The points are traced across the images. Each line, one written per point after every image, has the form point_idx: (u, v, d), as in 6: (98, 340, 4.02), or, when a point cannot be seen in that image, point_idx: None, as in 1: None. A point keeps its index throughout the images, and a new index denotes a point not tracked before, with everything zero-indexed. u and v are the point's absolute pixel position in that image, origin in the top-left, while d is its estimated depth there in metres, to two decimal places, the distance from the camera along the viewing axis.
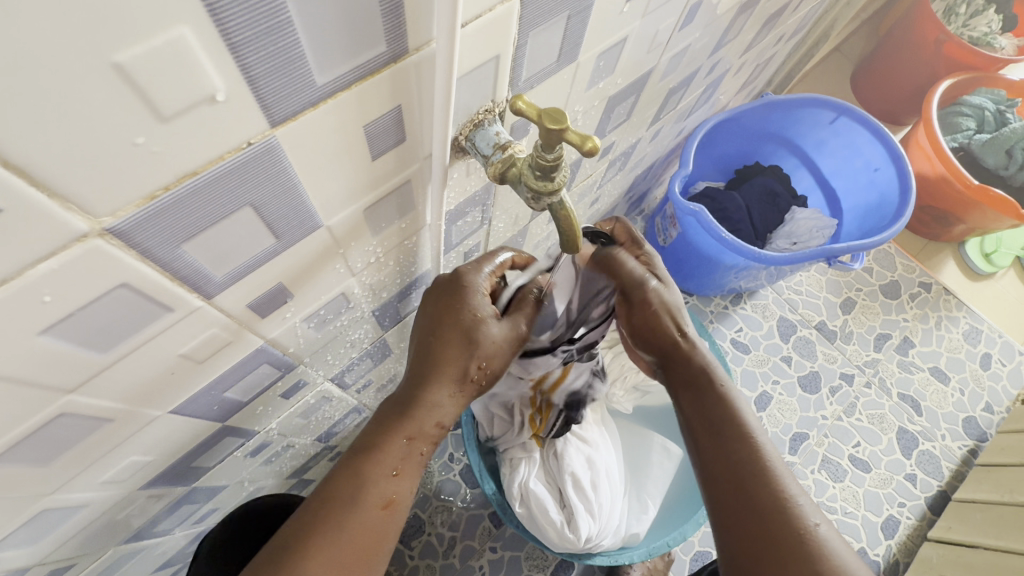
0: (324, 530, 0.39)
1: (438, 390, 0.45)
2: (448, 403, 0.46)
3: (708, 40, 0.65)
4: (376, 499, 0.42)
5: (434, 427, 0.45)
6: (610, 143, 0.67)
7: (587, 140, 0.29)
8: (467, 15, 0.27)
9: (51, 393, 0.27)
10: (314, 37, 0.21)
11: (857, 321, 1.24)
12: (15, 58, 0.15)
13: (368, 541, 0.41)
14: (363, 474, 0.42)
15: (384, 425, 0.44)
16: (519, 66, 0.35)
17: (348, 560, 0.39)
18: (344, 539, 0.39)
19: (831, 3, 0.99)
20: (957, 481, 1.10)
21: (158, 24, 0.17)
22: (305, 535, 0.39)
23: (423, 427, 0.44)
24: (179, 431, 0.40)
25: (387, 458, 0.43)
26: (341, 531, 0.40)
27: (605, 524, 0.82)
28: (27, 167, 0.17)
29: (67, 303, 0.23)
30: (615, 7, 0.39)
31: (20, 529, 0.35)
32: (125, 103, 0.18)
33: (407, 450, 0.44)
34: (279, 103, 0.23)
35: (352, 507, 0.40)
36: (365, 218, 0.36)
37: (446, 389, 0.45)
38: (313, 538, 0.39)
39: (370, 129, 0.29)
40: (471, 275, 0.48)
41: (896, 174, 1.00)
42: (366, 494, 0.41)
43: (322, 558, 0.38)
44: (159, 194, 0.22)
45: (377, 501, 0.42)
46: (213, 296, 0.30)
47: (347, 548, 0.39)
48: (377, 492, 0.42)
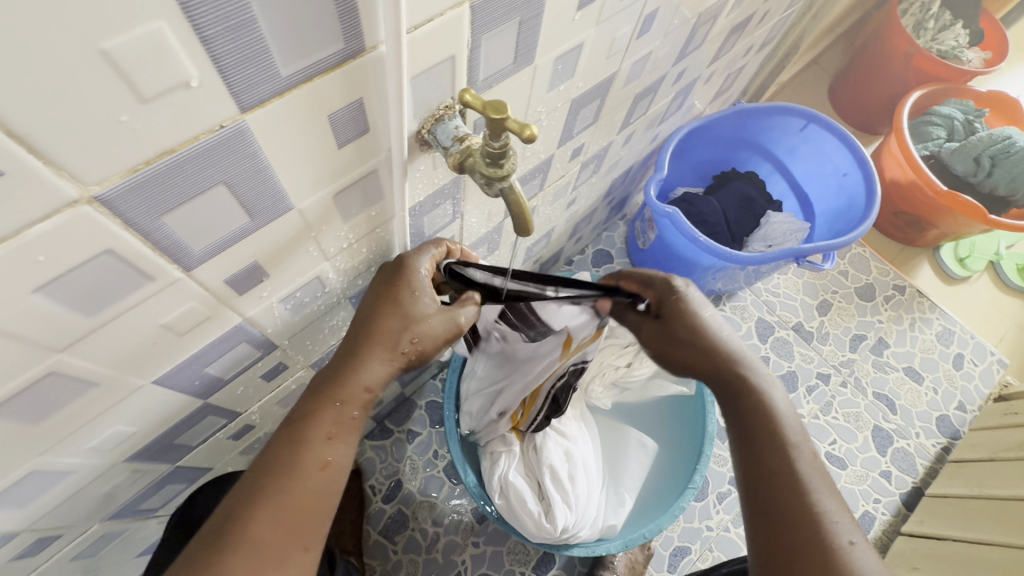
0: (264, 492, 0.41)
1: (371, 361, 0.46)
2: (378, 369, 0.47)
3: (672, 48, 0.69)
4: (312, 462, 0.43)
5: (371, 394, 0.47)
6: (580, 144, 0.71)
7: (524, 128, 0.31)
8: (419, 19, 0.31)
9: (42, 351, 0.30)
10: (277, 35, 0.25)
11: (833, 322, 1.27)
12: (20, 44, 0.18)
13: (317, 503, 0.43)
14: (297, 441, 0.43)
15: (315, 394, 0.46)
16: (475, 65, 0.39)
17: (290, 520, 0.41)
18: (292, 502, 0.42)
19: (798, 15, 1.03)
20: (931, 478, 1.13)
21: (138, 18, 0.20)
22: (249, 500, 0.41)
23: (360, 396, 0.46)
24: (161, 403, 0.43)
25: (320, 424, 0.44)
26: (281, 493, 0.42)
27: (581, 515, 0.84)
28: (26, 136, 0.21)
29: (58, 264, 0.26)
30: (567, 15, 0.43)
31: (9, 491, 0.38)
32: (111, 85, 0.21)
33: (345, 415, 0.45)
34: (247, 91, 0.26)
35: (294, 474, 0.42)
36: (335, 203, 0.39)
37: (374, 355, 0.47)
38: (257, 504, 0.41)
39: (334, 119, 0.32)
40: (411, 256, 0.50)
41: (862, 179, 1.04)
42: (305, 460, 0.43)
43: (268, 523, 0.41)
44: (140, 167, 0.25)
45: (316, 465, 0.43)
46: (191, 269, 0.33)
47: (288, 508, 0.42)
48: (312, 455, 0.43)
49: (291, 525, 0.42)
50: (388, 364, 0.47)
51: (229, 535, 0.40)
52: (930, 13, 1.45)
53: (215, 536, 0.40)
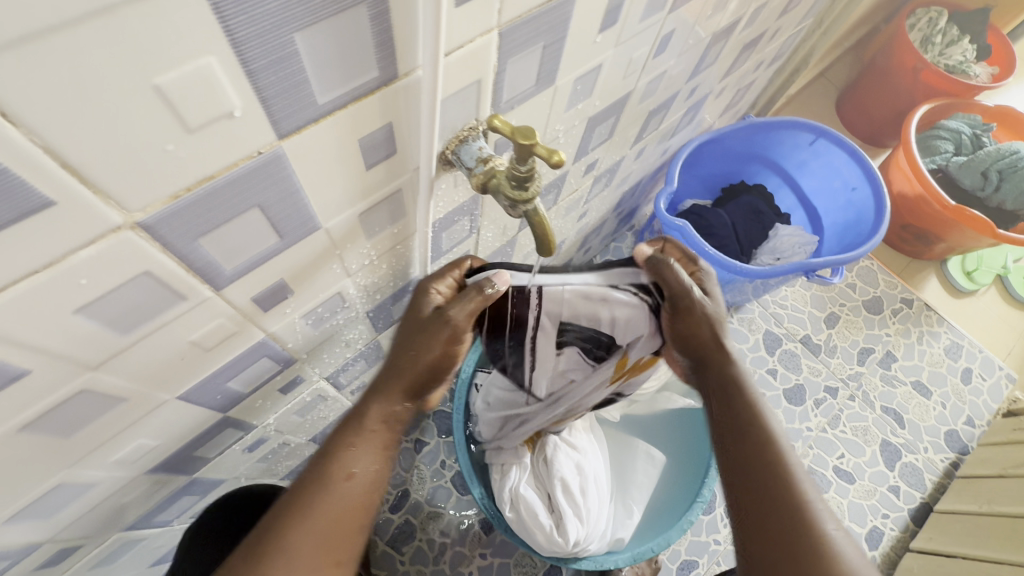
0: (298, 505, 0.43)
1: (391, 377, 0.48)
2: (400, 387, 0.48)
3: (686, 66, 0.70)
4: (341, 474, 0.45)
5: (390, 406, 0.48)
6: (594, 160, 0.71)
7: (553, 154, 0.33)
8: (450, 46, 0.31)
9: (77, 369, 0.30)
10: (317, 65, 0.26)
11: (841, 335, 1.27)
12: (80, 81, 0.19)
13: (340, 514, 0.44)
14: (327, 456, 0.46)
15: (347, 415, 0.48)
16: (500, 88, 0.39)
17: (323, 530, 0.43)
18: (316, 513, 0.43)
19: (808, 31, 1.04)
20: (939, 493, 1.12)
21: (190, 54, 0.21)
22: (285, 513, 0.43)
23: (379, 408, 0.48)
24: (183, 418, 0.43)
25: (347, 438, 0.46)
26: (313, 505, 0.43)
27: (592, 528, 0.84)
28: (79, 167, 0.21)
29: (98, 286, 0.27)
30: (588, 38, 0.44)
31: (33, 505, 0.38)
32: (160, 116, 0.22)
33: (365, 428, 0.47)
34: (286, 118, 0.27)
35: (321, 486, 0.44)
36: (360, 222, 0.40)
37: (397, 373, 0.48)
38: (289, 518, 0.43)
39: (364, 142, 0.33)
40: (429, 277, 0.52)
41: (871, 193, 1.04)
42: (332, 471, 0.45)
43: (293, 535, 0.42)
44: (182, 193, 0.26)
45: (339, 475, 0.45)
46: (221, 288, 0.34)
47: (320, 519, 0.43)
48: (341, 468, 0.45)
49: (315, 537, 0.43)
50: (404, 379, 0.48)
51: (265, 551, 0.41)
52: (937, 29, 1.46)
53: (255, 548, 0.42)
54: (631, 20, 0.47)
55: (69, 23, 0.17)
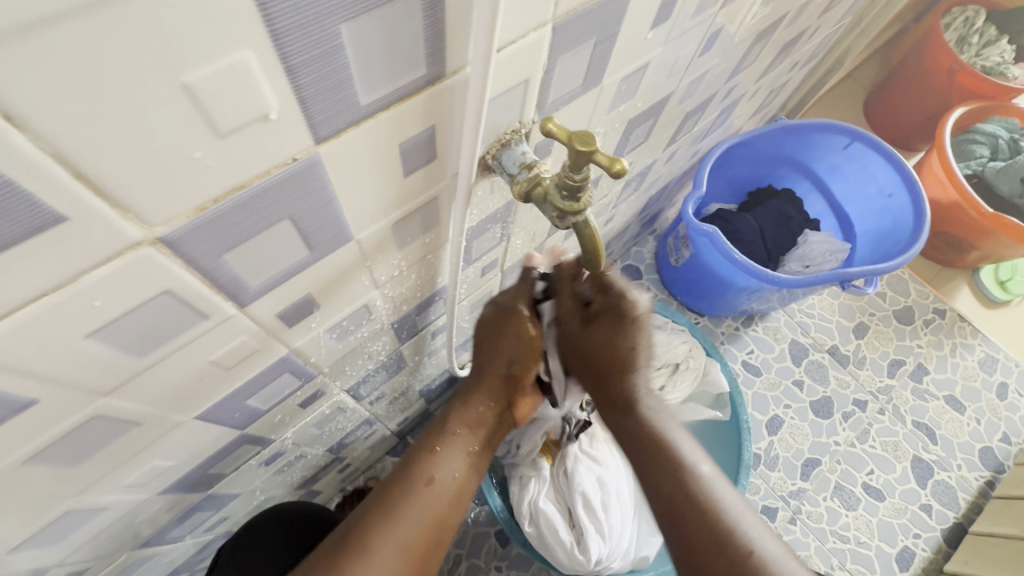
0: (381, 505, 0.47)
1: (473, 393, 0.57)
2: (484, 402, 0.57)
3: (726, 66, 0.66)
4: (421, 478, 0.50)
5: (472, 418, 0.56)
6: (627, 164, 0.68)
7: (615, 162, 0.30)
8: (502, 41, 0.28)
9: (90, 395, 0.27)
10: (363, 62, 0.23)
11: (871, 346, 1.23)
12: (97, 79, 0.16)
13: (422, 517, 0.48)
14: (408, 463, 0.51)
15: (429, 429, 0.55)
16: (547, 88, 0.36)
17: (406, 529, 0.47)
18: (401, 514, 0.47)
19: (845, 30, 1.00)
20: (975, 513, 1.08)
21: (225, 48, 0.18)
22: (370, 512, 0.47)
23: (463, 419, 0.56)
24: (200, 438, 0.41)
25: (426, 442, 0.53)
26: (396, 504, 0.47)
27: (615, 546, 0.80)
28: (95, 177, 0.18)
29: (114, 308, 0.24)
30: (639, 35, 0.40)
31: (41, 531, 0.35)
32: (189, 120, 0.19)
33: (448, 435, 0.54)
34: (325, 121, 0.24)
35: (405, 488, 0.49)
36: (393, 232, 0.37)
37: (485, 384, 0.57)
38: (374, 516, 0.46)
39: (404, 147, 0.30)
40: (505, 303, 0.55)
41: (909, 200, 1.00)
42: (414, 475, 0.50)
43: (380, 532, 0.45)
44: (208, 206, 0.23)
45: (423, 477, 0.50)
46: (245, 305, 0.31)
47: (403, 517, 0.47)
48: (421, 471, 0.50)
49: (399, 535, 0.46)
50: (485, 393, 0.57)
51: (350, 544, 0.45)
52: (974, 29, 1.41)
53: (338, 543, 0.45)
54: (683, 16, 0.44)
55: (87, 9, 0.14)
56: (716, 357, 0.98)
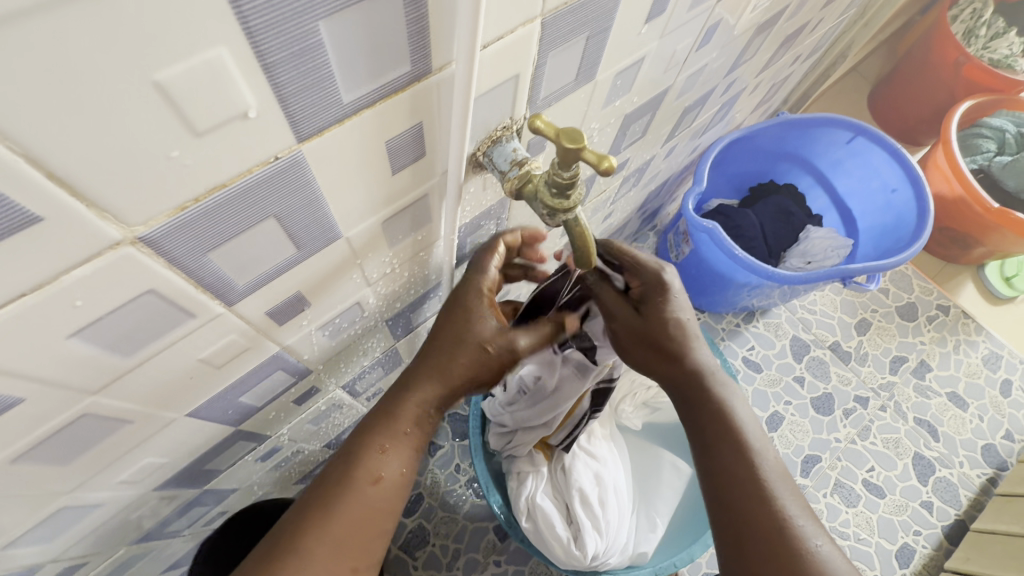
0: (315, 512, 0.43)
1: (423, 379, 0.48)
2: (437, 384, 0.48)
3: (725, 60, 0.66)
4: (364, 475, 0.44)
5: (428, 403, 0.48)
6: (625, 159, 0.68)
7: (603, 160, 0.30)
8: (487, 37, 0.28)
9: (76, 394, 0.28)
10: (343, 59, 0.22)
11: (873, 342, 1.22)
12: (66, 79, 0.16)
13: (362, 520, 0.44)
14: (352, 458, 0.45)
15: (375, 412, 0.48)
16: (538, 84, 0.36)
17: (342, 538, 0.43)
18: (338, 520, 0.43)
19: (849, 23, 0.99)
20: (976, 511, 1.07)
21: (197, 45, 0.18)
22: (301, 519, 0.43)
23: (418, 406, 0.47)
24: (195, 435, 0.41)
25: (372, 435, 0.46)
26: (331, 512, 0.43)
27: (612, 541, 0.80)
28: (67, 177, 0.18)
29: (96, 307, 0.24)
30: (634, 29, 0.40)
31: (35, 527, 0.36)
32: (163, 119, 0.19)
33: (397, 430, 0.46)
34: (307, 119, 0.23)
35: (344, 489, 0.44)
36: (382, 230, 0.37)
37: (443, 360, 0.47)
38: (304, 527, 0.42)
39: (391, 144, 0.29)
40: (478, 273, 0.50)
41: (913, 196, 0.99)
42: (354, 474, 0.44)
43: (312, 537, 0.42)
44: (189, 205, 0.22)
45: (366, 478, 0.44)
46: (233, 304, 0.31)
47: (338, 526, 0.43)
48: (364, 468, 0.45)
49: (341, 544, 0.43)
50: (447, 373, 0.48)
51: (279, 554, 0.41)
52: (982, 21, 1.37)
53: (267, 555, 0.41)
54: (679, 9, 0.43)
55: (48, 8, 0.14)
56: (716, 354, 0.97)
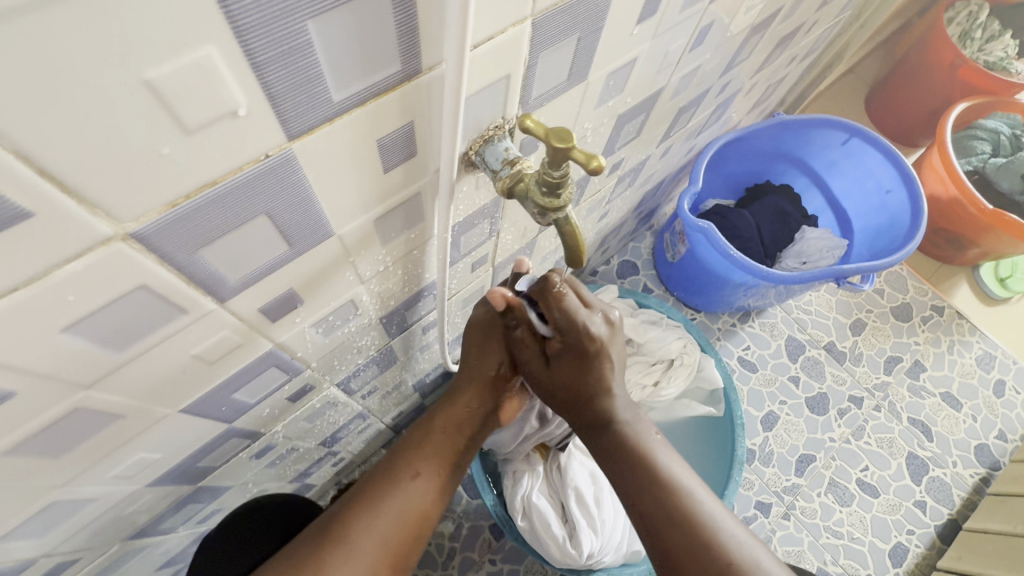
0: (361, 503, 0.49)
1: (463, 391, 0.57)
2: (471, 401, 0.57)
3: (719, 60, 0.66)
4: (407, 473, 0.51)
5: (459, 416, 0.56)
6: (620, 159, 0.68)
7: (592, 159, 0.30)
8: (478, 37, 0.28)
9: (68, 388, 0.28)
10: (332, 58, 0.23)
11: (868, 342, 1.22)
12: (55, 75, 0.16)
13: (401, 515, 0.49)
14: (397, 460, 0.53)
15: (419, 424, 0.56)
16: (529, 84, 0.36)
17: (384, 532, 0.48)
18: (381, 513, 0.49)
19: (845, 24, 0.99)
20: (969, 510, 1.08)
21: (186, 45, 0.18)
22: (350, 509, 0.49)
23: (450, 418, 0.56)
24: (188, 431, 0.41)
25: (416, 440, 0.54)
26: (377, 504, 0.49)
27: (607, 540, 0.80)
28: (58, 174, 0.18)
29: (88, 302, 0.24)
30: (626, 29, 0.40)
31: (29, 521, 0.36)
32: (153, 116, 0.19)
33: (436, 433, 0.55)
34: (296, 117, 0.24)
35: (390, 482, 0.51)
36: (375, 228, 0.37)
37: (477, 379, 0.57)
38: (352, 515, 0.48)
39: (383, 143, 0.30)
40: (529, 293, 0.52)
41: (907, 196, 0.99)
42: (399, 471, 0.51)
43: (358, 524, 0.48)
44: (179, 201, 0.23)
45: (408, 475, 0.51)
46: (226, 300, 0.31)
47: (382, 518, 0.48)
48: (407, 466, 0.52)
49: (374, 533, 0.48)
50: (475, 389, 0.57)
51: (329, 536, 0.47)
52: (978, 23, 1.38)
53: (319, 538, 0.47)
54: (671, 11, 0.44)
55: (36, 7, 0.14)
56: (710, 353, 0.98)
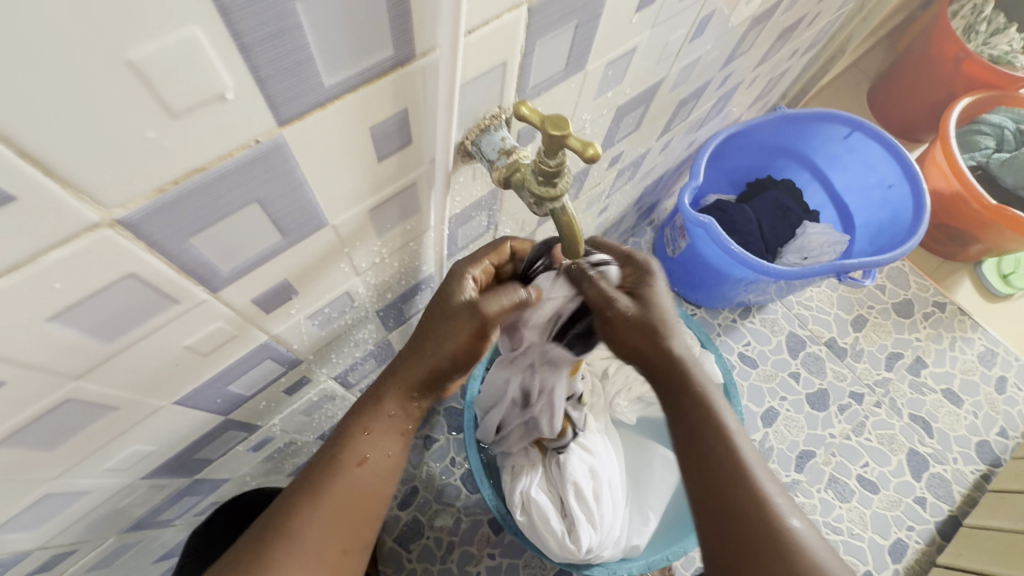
0: (305, 492, 0.45)
1: (405, 363, 0.49)
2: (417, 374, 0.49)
3: (720, 52, 0.65)
4: (353, 457, 0.47)
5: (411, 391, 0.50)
6: (619, 152, 0.67)
7: (588, 147, 0.30)
8: (473, 23, 0.28)
9: (59, 378, 0.28)
10: (322, 41, 0.22)
11: (869, 338, 1.22)
12: (36, 54, 0.16)
13: (348, 501, 0.46)
14: (342, 442, 0.47)
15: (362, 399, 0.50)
16: (526, 73, 0.35)
17: (330, 520, 0.44)
18: (325, 502, 0.45)
19: (848, 17, 0.98)
20: (969, 506, 1.07)
21: (170, 25, 0.18)
22: (294, 498, 0.45)
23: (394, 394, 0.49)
24: (183, 423, 0.41)
25: (360, 420, 0.48)
26: (321, 492, 0.45)
27: (606, 535, 0.80)
28: (42, 157, 0.18)
29: (76, 290, 0.24)
30: (624, 18, 0.40)
31: (23, 513, 0.36)
32: (138, 99, 0.19)
33: (382, 413, 0.49)
34: (287, 103, 0.23)
35: (334, 469, 0.46)
36: (370, 218, 0.36)
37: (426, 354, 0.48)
38: (296, 505, 0.44)
39: (376, 131, 0.29)
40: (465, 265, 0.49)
41: (909, 191, 0.99)
42: (344, 456, 0.46)
43: (302, 514, 0.44)
44: (168, 188, 0.22)
45: (353, 458, 0.47)
46: (218, 290, 0.31)
47: (326, 507, 0.44)
48: (354, 450, 0.47)
49: (320, 523, 0.44)
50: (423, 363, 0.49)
51: (271, 529, 0.43)
52: (982, 16, 1.36)
53: (263, 531, 0.43)
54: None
55: None
56: (711, 349, 0.97)
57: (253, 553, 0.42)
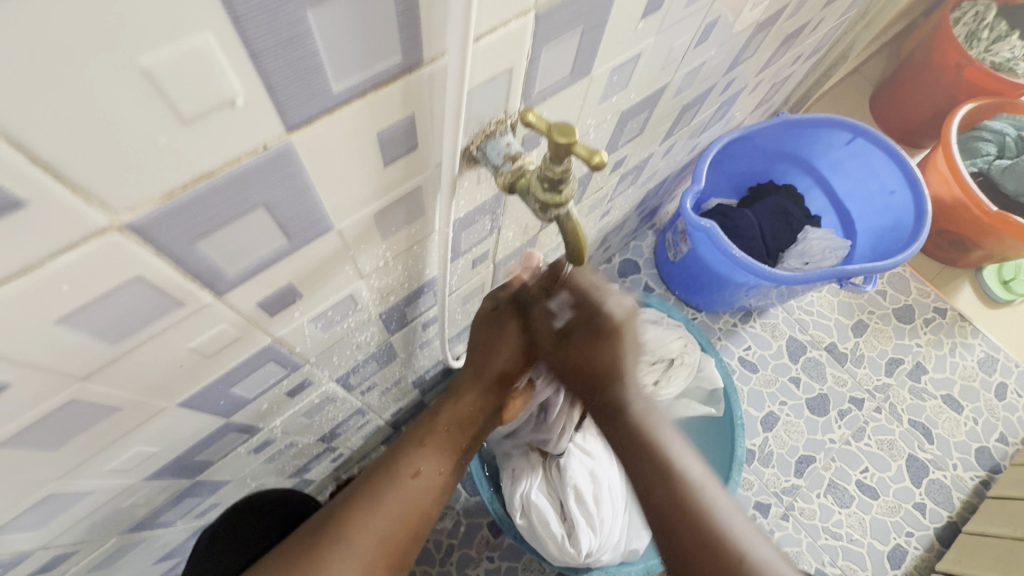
0: (362, 496, 0.49)
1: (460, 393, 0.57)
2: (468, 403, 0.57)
3: (724, 57, 0.65)
4: (407, 470, 0.51)
5: (460, 415, 0.57)
6: (622, 157, 0.67)
7: (594, 154, 0.30)
8: (480, 29, 0.28)
9: (65, 380, 0.28)
10: (332, 47, 0.22)
11: (869, 344, 1.22)
12: (50, 60, 0.16)
13: (399, 509, 0.49)
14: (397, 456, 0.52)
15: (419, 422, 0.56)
16: (532, 78, 0.36)
17: (384, 525, 0.48)
18: (379, 508, 0.48)
19: (851, 23, 0.99)
20: (968, 513, 1.07)
21: (183, 31, 0.18)
22: (351, 502, 0.49)
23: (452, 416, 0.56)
24: (186, 425, 0.41)
25: (416, 437, 0.54)
26: (378, 498, 0.49)
27: (606, 539, 0.80)
28: (53, 161, 0.18)
29: (83, 293, 0.24)
30: (630, 24, 0.40)
31: (25, 513, 0.36)
32: (150, 104, 0.19)
33: (436, 432, 0.55)
34: (296, 108, 0.23)
35: (390, 478, 0.50)
36: (376, 222, 0.36)
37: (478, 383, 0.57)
38: (353, 509, 0.48)
39: (383, 136, 0.29)
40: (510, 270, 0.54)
41: (911, 198, 0.99)
42: (399, 468, 0.51)
43: (359, 517, 0.48)
44: (177, 191, 0.22)
45: (408, 471, 0.51)
46: (223, 293, 0.31)
47: (382, 513, 0.48)
48: (408, 464, 0.52)
49: (372, 526, 0.47)
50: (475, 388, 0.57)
51: (329, 529, 0.47)
52: (984, 23, 1.37)
53: (321, 529, 0.47)
54: (675, 6, 0.43)
55: None
56: (711, 353, 0.98)
57: (309, 553, 0.45)
